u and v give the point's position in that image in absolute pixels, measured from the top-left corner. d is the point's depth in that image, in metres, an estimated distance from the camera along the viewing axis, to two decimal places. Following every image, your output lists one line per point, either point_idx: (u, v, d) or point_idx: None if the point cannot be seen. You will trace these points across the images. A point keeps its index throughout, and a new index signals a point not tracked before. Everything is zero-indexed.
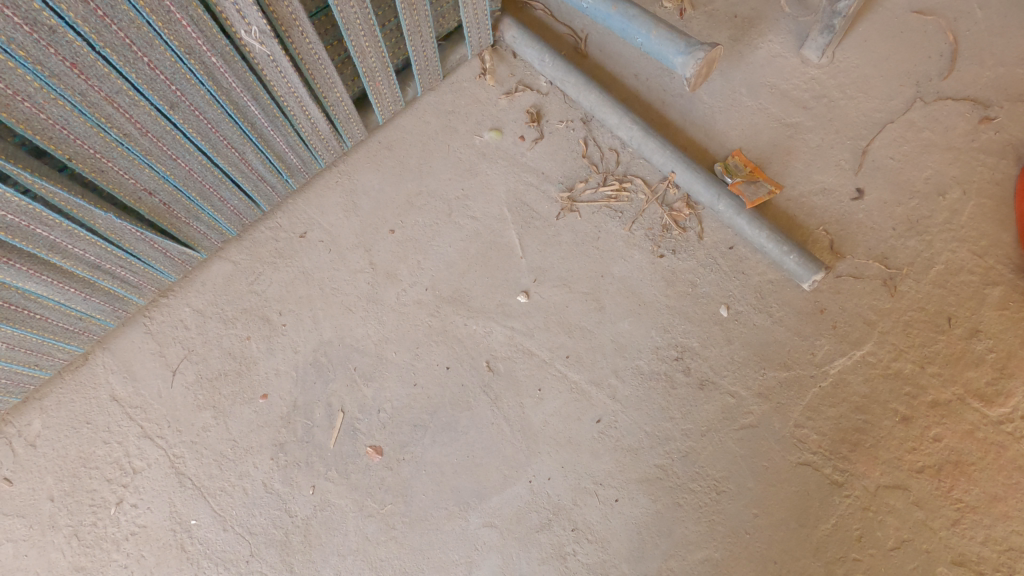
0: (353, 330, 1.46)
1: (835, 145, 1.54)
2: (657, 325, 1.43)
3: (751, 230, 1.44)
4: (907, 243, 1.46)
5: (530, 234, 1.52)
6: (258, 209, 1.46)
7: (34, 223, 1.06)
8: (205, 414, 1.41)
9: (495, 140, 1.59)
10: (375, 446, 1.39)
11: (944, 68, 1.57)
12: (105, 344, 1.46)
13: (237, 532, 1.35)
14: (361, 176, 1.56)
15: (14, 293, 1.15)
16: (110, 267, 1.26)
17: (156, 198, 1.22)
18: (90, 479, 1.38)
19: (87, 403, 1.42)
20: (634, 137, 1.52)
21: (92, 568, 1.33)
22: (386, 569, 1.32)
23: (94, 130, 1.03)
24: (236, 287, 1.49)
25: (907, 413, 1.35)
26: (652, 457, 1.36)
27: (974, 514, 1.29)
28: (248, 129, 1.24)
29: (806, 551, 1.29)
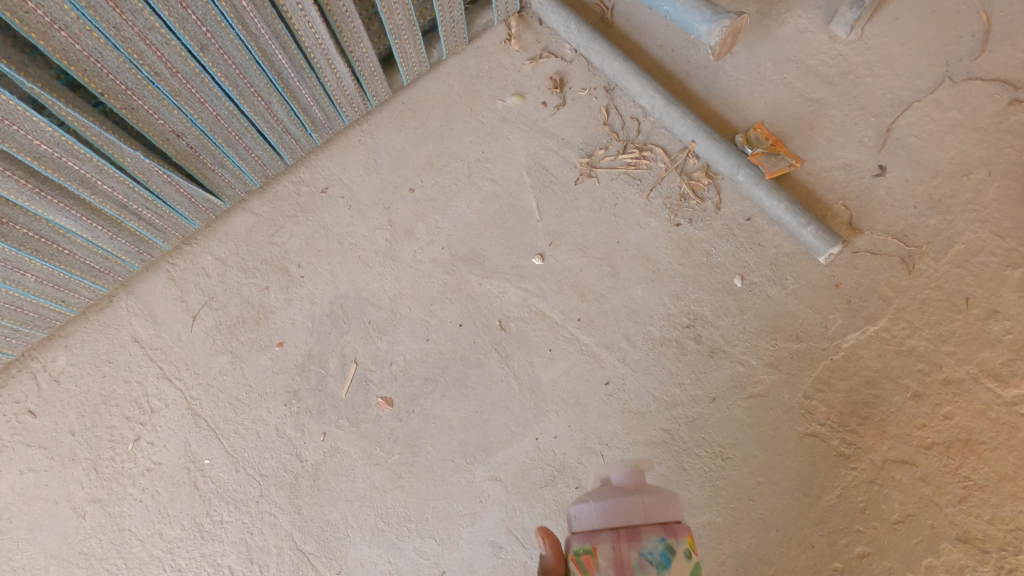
0: (369, 285, 1.48)
1: (859, 121, 1.53)
2: (671, 292, 1.44)
3: (769, 201, 1.43)
4: (927, 222, 1.44)
5: (548, 197, 1.53)
6: (282, 161, 1.49)
7: (66, 155, 1.10)
8: (222, 359, 1.46)
9: (518, 104, 1.59)
10: (386, 397, 1.42)
11: (975, 49, 1.54)
12: (129, 287, 1.50)
13: (249, 473, 1.40)
14: (383, 136, 1.58)
15: (44, 226, 1.19)
16: (137, 208, 1.29)
17: (184, 141, 1.25)
18: (109, 416, 1.44)
19: (110, 342, 1.47)
20: (657, 106, 1.52)
21: (108, 500, 1.41)
22: (391, 516, 1.36)
23: (126, 65, 1.06)
24: (258, 238, 1.51)
25: (919, 390, 1.35)
26: (659, 420, 1.37)
27: (982, 492, 1.28)
28: (275, 77, 1.26)
29: (809, 520, 1.30)
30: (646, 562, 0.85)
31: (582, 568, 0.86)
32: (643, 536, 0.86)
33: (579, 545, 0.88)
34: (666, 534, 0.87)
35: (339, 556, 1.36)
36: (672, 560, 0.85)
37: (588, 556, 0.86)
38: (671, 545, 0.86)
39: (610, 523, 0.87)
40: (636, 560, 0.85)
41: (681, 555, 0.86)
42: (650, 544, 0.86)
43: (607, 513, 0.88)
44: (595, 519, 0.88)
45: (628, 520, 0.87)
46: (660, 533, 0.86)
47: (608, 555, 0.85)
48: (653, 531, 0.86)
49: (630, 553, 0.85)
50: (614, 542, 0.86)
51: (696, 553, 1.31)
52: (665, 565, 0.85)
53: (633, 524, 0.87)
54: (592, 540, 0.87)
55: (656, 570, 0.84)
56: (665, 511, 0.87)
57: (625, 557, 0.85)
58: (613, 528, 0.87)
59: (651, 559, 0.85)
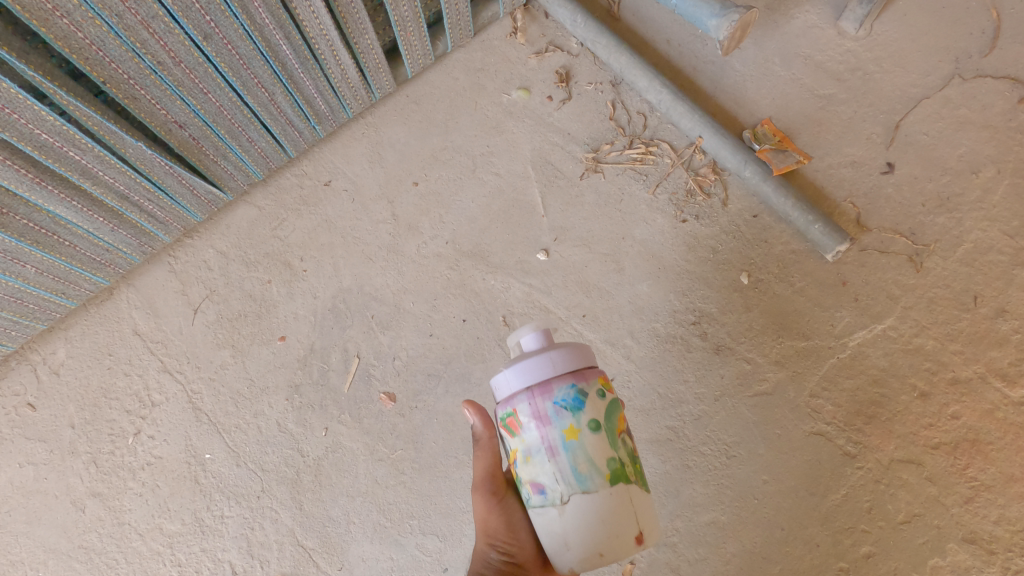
0: (372, 279, 1.47)
1: (867, 118, 1.51)
2: (676, 289, 1.43)
3: (777, 198, 1.42)
4: (935, 220, 1.43)
5: (553, 192, 1.51)
6: (285, 153, 1.47)
7: (67, 145, 1.08)
8: (224, 352, 1.45)
9: (523, 98, 1.58)
10: (389, 392, 1.41)
11: (985, 46, 1.51)
12: (129, 280, 1.49)
13: (250, 467, 1.39)
14: (387, 129, 1.56)
15: (45, 217, 1.17)
16: (138, 200, 1.28)
17: (186, 132, 1.24)
18: (110, 409, 1.43)
19: (110, 335, 1.46)
20: (663, 100, 1.51)
21: (109, 494, 1.40)
22: (394, 512, 1.35)
23: (128, 54, 1.04)
24: (260, 232, 1.50)
25: (926, 389, 1.33)
26: (663, 418, 1.37)
27: (989, 493, 1.27)
28: (279, 68, 1.24)
29: (815, 519, 1.29)
30: (561, 410, 0.85)
31: (511, 429, 0.89)
32: (554, 387, 0.86)
33: (504, 410, 0.89)
34: (576, 380, 0.86)
35: (341, 552, 1.35)
36: (587, 402, 0.86)
37: (513, 418, 0.88)
38: (582, 390, 0.86)
39: (523, 385, 0.86)
40: (552, 410, 0.85)
41: (595, 395, 0.87)
42: (562, 394, 0.86)
43: (519, 377, 0.87)
44: (511, 383, 0.88)
45: (537, 377, 0.86)
46: (570, 381, 0.86)
47: (528, 412, 0.86)
48: (563, 381, 0.86)
49: (546, 406, 0.86)
50: (530, 401, 0.86)
51: (700, 552, 1.32)
52: (579, 409, 0.85)
53: (544, 380, 0.86)
54: (512, 403, 0.88)
55: (572, 414, 0.85)
56: (572, 359, 0.87)
57: (542, 410, 0.85)
58: (527, 389, 0.87)
59: (566, 407, 0.85)
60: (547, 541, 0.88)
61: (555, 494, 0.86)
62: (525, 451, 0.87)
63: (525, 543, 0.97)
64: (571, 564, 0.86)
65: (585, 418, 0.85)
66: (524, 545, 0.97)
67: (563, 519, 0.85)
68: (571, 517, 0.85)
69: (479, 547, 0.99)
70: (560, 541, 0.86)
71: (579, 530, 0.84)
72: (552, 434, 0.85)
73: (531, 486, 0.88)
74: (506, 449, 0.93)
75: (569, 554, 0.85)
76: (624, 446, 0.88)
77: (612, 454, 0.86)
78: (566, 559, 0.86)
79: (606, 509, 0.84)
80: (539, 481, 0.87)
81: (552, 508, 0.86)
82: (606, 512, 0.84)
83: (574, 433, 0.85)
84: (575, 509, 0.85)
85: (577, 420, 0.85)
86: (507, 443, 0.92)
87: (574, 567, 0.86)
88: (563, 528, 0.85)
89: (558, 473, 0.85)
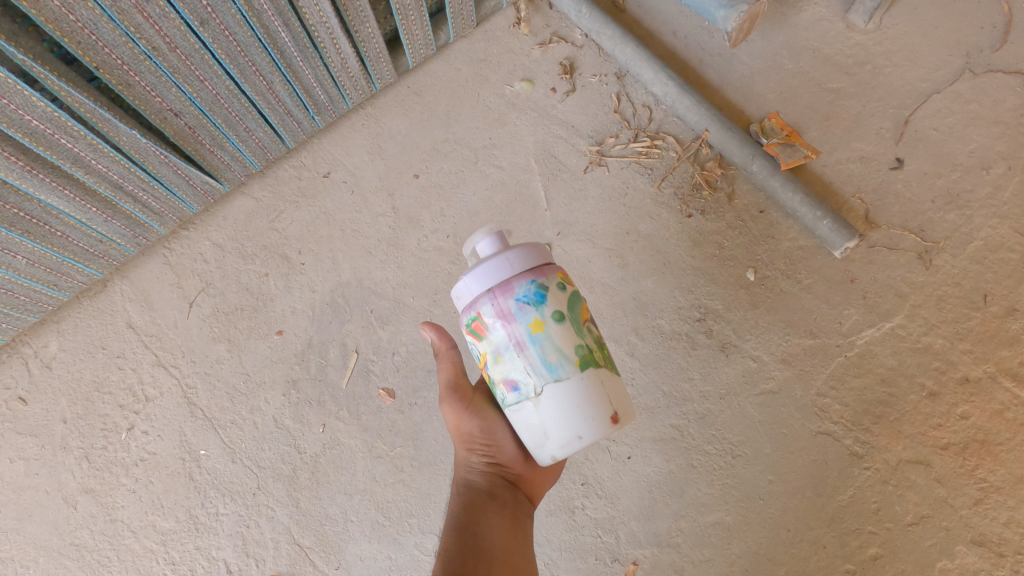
0: (371, 273, 1.44)
1: (876, 113, 1.47)
2: (681, 285, 1.41)
3: (785, 193, 1.40)
4: (945, 217, 1.39)
5: (556, 186, 1.48)
6: (283, 144, 1.44)
7: (59, 132, 1.05)
8: (220, 347, 1.42)
9: (527, 90, 1.54)
10: (388, 388, 1.38)
11: (996, 40, 1.47)
12: (123, 272, 1.46)
13: (245, 464, 1.37)
14: (388, 121, 1.53)
15: (36, 207, 1.14)
16: (132, 189, 1.25)
17: (182, 120, 1.21)
18: (103, 404, 1.40)
19: (104, 328, 1.43)
20: (669, 93, 1.48)
21: (101, 490, 1.37)
22: (392, 510, 1.33)
23: (122, 39, 1.01)
24: (258, 224, 1.47)
25: (935, 389, 1.31)
26: (667, 416, 1.35)
27: (998, 495, 1.25)
28: (277, 56, 1.21)
29: (821, 520, 1.28)
30: (524, 306, 0.83)
31: (477, 333, 0.87)
32: (514, 285, 0.84)
33: (467, 316, 0.87)
34: (536, 276, 0.85)
35: (338, 551, 1.33)
36: (549, 294, 0.84)
37: (477, 322, 0.86)
38: (543, 284, 0.84)
39: (483, 287, 0.84)
40: (515, 308, 0.83)
41: (556, 288, 0.86)
42: (523, 290, 0.84)
43: (478, 281, 0.85)
44: (471, 288, 0.85)
45: (497, 277, 0.84)
46: (530, 277, 0.84)
47: (492, 313, 0.84)
48: (522, 278, 0.84)
49: (508, 304, 0.84)
50: (493, 302, 0.84)
51: (705, 553, 1.30)
52: (542, 302, 0.84)
53: (503, 279, 0.84)
54: (474, 306, 0.86)
55: (536, 309, 0.83)
56: (529, 257, 0.85)
57: (506, 309, 0.84)
58: (487, 291, 0.84)
59: (528, 302, 0.83)
60: (526, 434, 0.88)
61: (528, 388, 0.85)
62: (493, 352, 0.85)
63: (503, 442, 1.02)
64: (553, 453, 0.86)
65: (549, 310, 0.84)
66: (502, 444, 1.02)
67: (540, 411, 0.85)
68: (547, 408, 0.84)
69: (459, 453, 1.04)
70: (539, 432, 0.86)
71: (556, 418, 0.84)
72: (517, 331, 0.84)
73: (504, 385, 0.87)
74: (475, 355, 0.91)
75: (549, 443, 0.86)
76: (590, 333, 0.88)
77: (580, 341, 0.85)
78: (548, 448, 0.86)
79: (580, 394, 0.84)
80: (512, 378, 0.86)
81: (527, 402, 0.85)
82: (579, 396, 0.84)
83: (540, 326, 0.84)
84: (549, 399, 0.84)
85: (541, 313, 0.83)
86: (474, 349, 0.90)
87: (556, 454, 0.86)
88: (540, 419, 0.85)
89: (529, 367, 0.84)
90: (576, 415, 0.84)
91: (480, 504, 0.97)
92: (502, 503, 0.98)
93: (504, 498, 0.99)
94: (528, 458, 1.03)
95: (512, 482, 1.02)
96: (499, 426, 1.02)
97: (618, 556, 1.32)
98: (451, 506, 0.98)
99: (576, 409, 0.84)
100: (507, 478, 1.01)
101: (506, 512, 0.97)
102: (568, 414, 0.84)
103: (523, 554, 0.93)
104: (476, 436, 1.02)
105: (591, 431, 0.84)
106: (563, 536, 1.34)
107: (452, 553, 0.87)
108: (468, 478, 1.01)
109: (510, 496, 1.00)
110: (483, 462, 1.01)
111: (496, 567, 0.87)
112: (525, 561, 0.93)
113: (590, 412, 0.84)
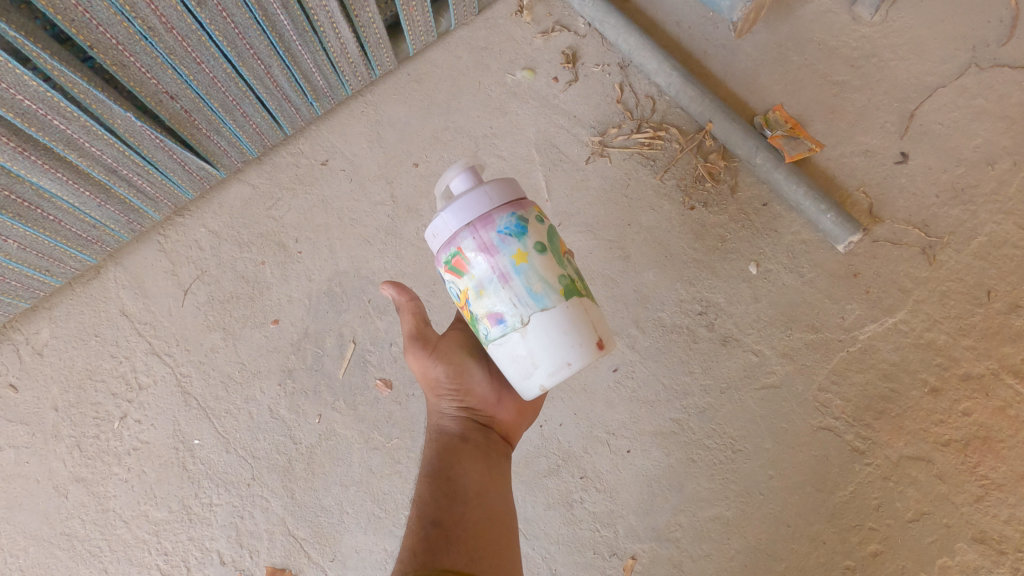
0: (370, 263, 1.42)
1: (881, 106, 1.43)
2: (683, 278, 1.39)
3: (788, 186, 1.37)
4: (949, 212, 1.36)
5: (557, 176, 1.46)
6: (280, 130, 1.42)
7: (51, 113, 1.03)
8: (215, 335, 1.40)
9: (528, 79, 1.51)
10: (386, 379, 1.36)
11: (1003, 35, 1.41)
12: (117, 259, 1.44)
13: (240, 454, 1.35)
14: (387, 108, 1.50)
15: (28, 189, 1.12)
16: (127, 173, 1.22)
17: (178, 103, 1.19)
18: (95, 392, 1.38)
19: (96, 315, 1.41)
20: (673, 84, 1.45)
21: (92, 480, 1.35)
22: (389, 502, 1.31)
23: (117, 18, 0.99)
24: (254, 212, 1.45)
25: (937, 385, 1.29)
26: (668, 410, 1.34)
27: (1000, 492, 1.24)
28: (275, 40, 1.19)
29: (822, 515, 1.27)
30: (506, 238, 0.83)
31: (458, 270, 0.85)
32: (495, 218, 0.83)
33: (446, 253, 0.86)
34: (515, 209, 0.85)
35: (334, 543, 1.31)
36: (529, 226, 0.85)
37: (458, 258, 0.85)
38: (523, 216, 0.84)
39: (463, 221, 0.83)
40: (498, 239, 0.83)
41: (535, 221, 0.86)
42: (505, 222, 0.83)
43: (457, 216, 0.84)
44: (451, 224, 0.84)
45: (477, 211, 0.83)
46: (510, 210, 0.84)
47: (474, 247, 0.83)
48: (503, 211, 0.84)
49: (490, 236, 0.83)
50: (474, 235, 0.83)
51: (704, 548, 1.29)
52: (523, 234, 0.84)
53: (484, 213, 0.83)
54: (455, 242, 0.84)
55: (518, 240, 0.83)
56: (509, 190, 0.85)
57: (489, 241, 0.83)
58: (467, 225, 0.84)
59: (511, 234, 0.83)
60: (513, 368, 0.87)
61: (514, 320, 0.85)
62: (476, 287, 0.84)
63: (472, 386, 1.05)
64: (542, 382, 0.86)
65: (531, 241, 0.84)
66: (473, 388, 1.05)
67: (528, 341, 0.85)
68: (534, 337, 0.85)
69: (432, 399, 1.07)
70: (527, 362, 0.86)
71: (543, 346, 0.85)
72: (502, 262, 0.83)
73: (488, 320, 0.86)
74: (453, 295, 0.90)
75: (538, 372, 0.86)
76: (569, 264, 0.89)
77: (561, 271, 0.86)
78: (535, 378, 0.86)
79: (566, 321, 0.85)
80: (497, 312, 0.85)
81: (513, 334, 0.85)
82: (565, 323, 0.85)
83: (523, 257, 0.84)
84: (536, 327, 0.84)
85: (524, 244, 0.84)
86: (452, 288, 0.89)
87: (544, 383, 0.86)
88: (528, 349, 0.85)
89: (514, 298, 0.84)
90: (563, 342, 0.85)
91: (455, 447, 1.01)
92: (475, 444, 1.02)
93: (477, 439, 1.03)
94: (498, 399, 1.07)
95: (484, 423, 1.06)
96: (467, 372, 1.05)
97: (616, 550, 1.31)
98: (426, 452, 1.03)
99: (564, 336, 0.85)
100: (478, 420, 1.06)
101: (479, 452, 1.02)
102: (556, 341, 0.85)
103: (497, 491, 0.99)
104: (445, 383, 1.04)
105: (578, 356, 0.85)
106: (561, 529, 1.33)
107: (427, 498, 0.93)
108: (441, 423, 1.05)
109: (483, 436, 1.04)
110: (453, 407, 1.05)
111: (470, 508, 0.93)
112: (499, 498, 0.98)
113: (575, 338, 0.86)
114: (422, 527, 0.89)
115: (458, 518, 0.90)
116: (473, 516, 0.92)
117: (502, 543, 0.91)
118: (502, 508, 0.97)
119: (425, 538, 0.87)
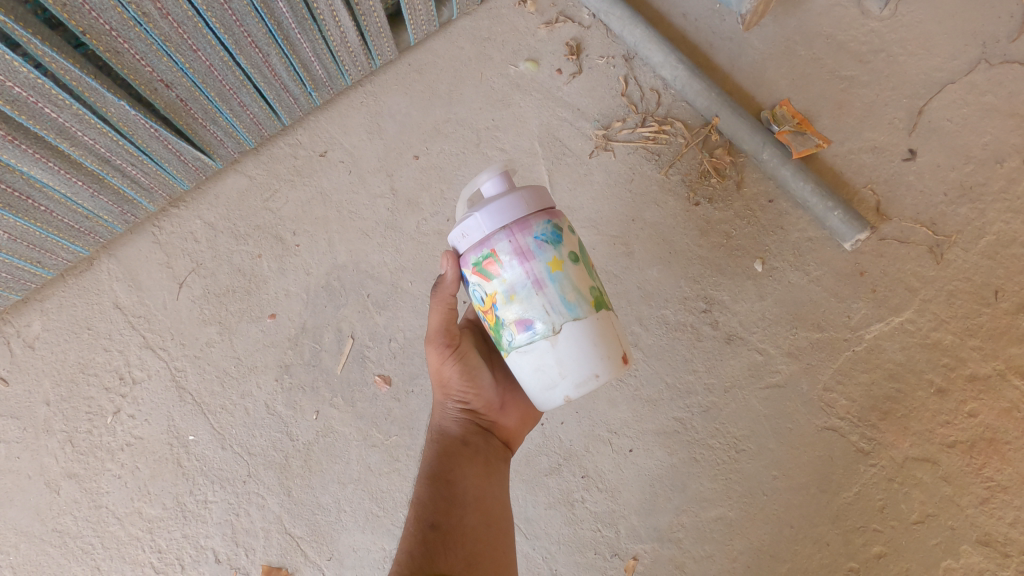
0: (368, 257, 1.39)
1: (890, 102, 1.40)
2: (687, 275, 1.37)
3: (795, 183, 1.35)
4: (958, 211, 1.33)
5: (560, 170, 1.44)
6: (278, 120, 1.39)
7: (42, 101, 1.00)
8: (210, 329, 1.37)
9: (531, 71, 1.48)
10: (385, 375, 1.34)
11: (1014, 30, 1.39)
12: (111, 250, 1.41)
13: (236, 451, 1.33)
14: (387, 99, 1.47)
15: (18, 179, 1.09)
16: (120, 163, 1.19)
17: (173, 92, 1.16)
18: (88, 387, 1.36)
19: (89, 308, 1.38)
20: (679, 77, 1.42)
21: (85, 475, 1.33)
22: (387, 500, 1.30)
23: (111, 3, 0.96)
24: (251, 203, 1.42)
25: (943, 385, 1.27)
26: (671, 409, 1.32)
27: (1005, 494, 1.22)
28: (274, 28, 1.15)
29: (826, 517, 1.26)
30: (542, 244, 0.83)
31: (488, 273, 0.84)
32: (532, 223, 0.83)
33: (477, 255, 0.85)
34: (551, 217, 0.85)
35: (331, 541, 1.29)
36: (563, 235, 0.85)
37: (490, 260, 0.84)
38: (557, 224, 0.85)
39: (500, 224, 0.82)
40: (534, 245, 0.83)
41: (567, 231, 0.87)
42: (541, 228, 0.83)
43: (493, 218, 0.82)
44: (485, 226, 0.83)
45: (514, 215, 0.83)
46: (546, 216, 0.84)
47: (508, 250, 0.83)
48: (539, 217, 0.84)
49: (526, 241, 0.83)
50: (510, 239, 0.83)
51: (707, 549, 1.28)
52: (558, 242, 0.84)
53: (521, 217, 0.83)
54: (488, 244, 0.84)
55: (553, 247, 0.84)
56: (545, 198, 0.86)
57: (525, 245, 0.83)
58: (503, 228, 0.83)
59: (546, 241, 0.83)
60: (537, 376, 0.87)
61: (545, 327, 0.84)
62: (508, 291, 0.83)
63: (480, 390, 1.04)
64: (568, 392, 0.86)
65: (565, 250, 0.85)
66: (480, 391, 1.04)
67: (558, 349, 0.84)
68: (564, 347, 0.84)
69: (437, 396, 1.05)
70: (554, 371, 0.85)
71: (573, 356, 0.84)
72: (536, 268, 0.83)
73: (515, 326, 0.85)
74: (477, 298, 0.88)
75: (565, 382, 0.85)
76: (595, 277, 0.90)
77: (591, 283, 0.87)
78: (561, 387, 0.86)
79: (596, 332, 0.85)
80: (526, 318, 0.84)
81: (542, 342, 0.85)
82: (595, 335, 0.85)
83: (558, 265, 0.84)
84: (568, 336, 0.84)
85: (559, 252, 0.84)
86: (478, 291, 0.87)
87: (569, 394, 0.86)
88: (557, 358, 0.85)
89: (547, 306, 0.84)
90: (593, 354, 0.85)
91: (456, 449, 0.98)
92: (476, 448, 1.00)
93: (478, 443, 1.01)
94: (502, 405, 1.06)
95: (486, 428, 1.05)
96: (477, 374, 1.03)
97: (618, 550, 1.30)
98: (427, 452, 1.00)
99: (594, 347, 0.85)
100: (482, 424, 1.04)
101: (481, 456, 1.00)
102: (586, 352, 0.85)
103: (496, 495, 0.97)
104: (455, 384, 1.02)
105: (606, 368, 0.86)
106: (561, 529, 1.32)
107: (425, 500, 0.91)
108: (443, 424, 1.03)
109: (484, 440, 1.02)
110: (459, 409, 1.03)
111: (468, 513, 0.91)
112: (497, 501, 0.97)
113: (604, 350, 0.86)
114: (420, 529, 0.87)
115: (456, 522, 0.89)
116: (470, 521, 0.90)
117: (498, 549, 0.90)
118: (500, 513, 0.95)
119: (423, 541, 0.85)
